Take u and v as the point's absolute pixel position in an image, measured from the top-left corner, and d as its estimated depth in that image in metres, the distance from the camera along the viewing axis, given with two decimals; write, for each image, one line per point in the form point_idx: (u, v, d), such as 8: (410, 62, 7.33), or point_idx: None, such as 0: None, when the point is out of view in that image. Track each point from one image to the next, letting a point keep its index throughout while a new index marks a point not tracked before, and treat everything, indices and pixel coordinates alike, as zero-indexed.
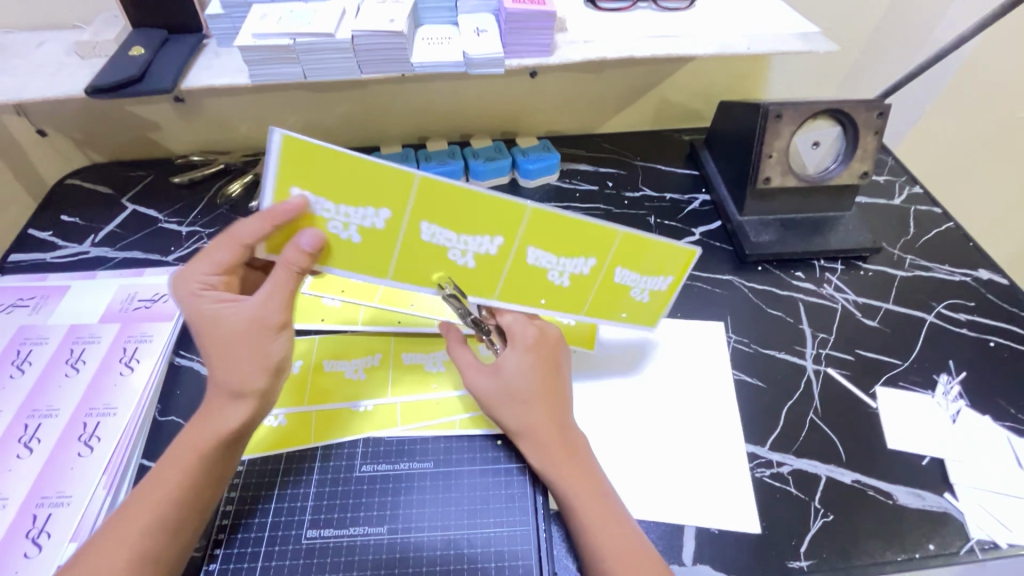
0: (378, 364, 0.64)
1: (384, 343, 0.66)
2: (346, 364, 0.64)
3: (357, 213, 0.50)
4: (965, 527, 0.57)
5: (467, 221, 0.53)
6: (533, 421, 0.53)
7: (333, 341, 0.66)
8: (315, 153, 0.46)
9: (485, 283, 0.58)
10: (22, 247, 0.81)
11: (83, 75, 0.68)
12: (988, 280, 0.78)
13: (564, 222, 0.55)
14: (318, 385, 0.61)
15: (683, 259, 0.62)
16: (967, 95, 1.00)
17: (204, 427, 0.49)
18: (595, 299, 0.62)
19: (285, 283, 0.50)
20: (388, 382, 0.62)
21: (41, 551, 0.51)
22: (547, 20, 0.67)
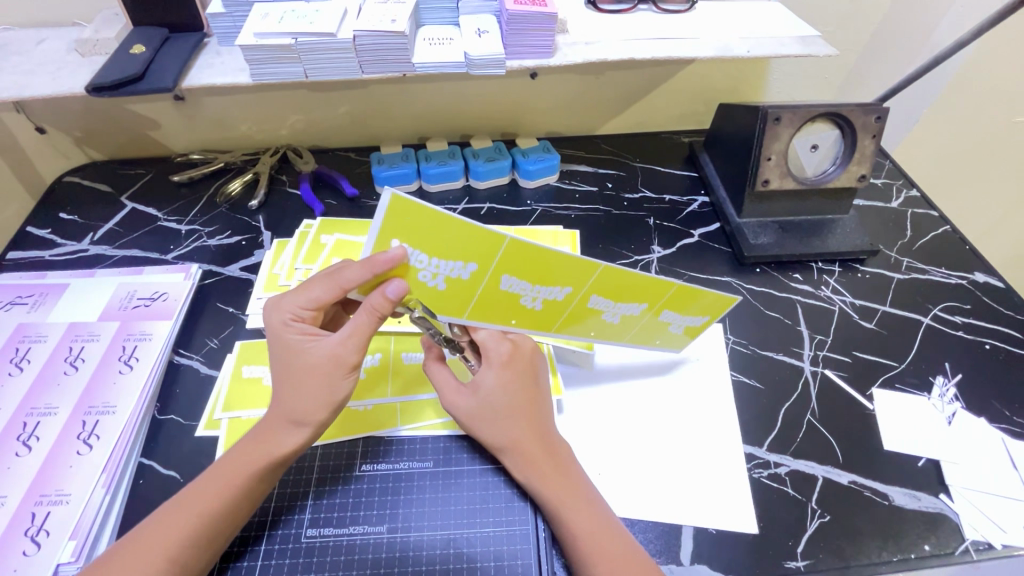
0: (377, 364, 0.64)
1: (383, 342, 0.66)
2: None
3: (446, 265, 0.51)
4: (961, 528, 0.57)
5: (543, 271, 0.56)
6: (513, 437, 0.53)
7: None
8: (421, 214, 0.47)
9: (545, 321, 0.61)
10: (20, 244, 0.80)
11: (84, 73, 0.68)
12: (984, 283, 0.79)
13: (630, 277, 0.58)
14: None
15: (725, 307, 0.65)
16: (964, 99, 1.01)
17: (258, 448, 0.51)
18: (643, 332, 0.66)
19: (364, 325, 0.51)
20: (386, 381, 0.62)
21: (40, 549, 0.51)
22: (548, 21, 0.67)
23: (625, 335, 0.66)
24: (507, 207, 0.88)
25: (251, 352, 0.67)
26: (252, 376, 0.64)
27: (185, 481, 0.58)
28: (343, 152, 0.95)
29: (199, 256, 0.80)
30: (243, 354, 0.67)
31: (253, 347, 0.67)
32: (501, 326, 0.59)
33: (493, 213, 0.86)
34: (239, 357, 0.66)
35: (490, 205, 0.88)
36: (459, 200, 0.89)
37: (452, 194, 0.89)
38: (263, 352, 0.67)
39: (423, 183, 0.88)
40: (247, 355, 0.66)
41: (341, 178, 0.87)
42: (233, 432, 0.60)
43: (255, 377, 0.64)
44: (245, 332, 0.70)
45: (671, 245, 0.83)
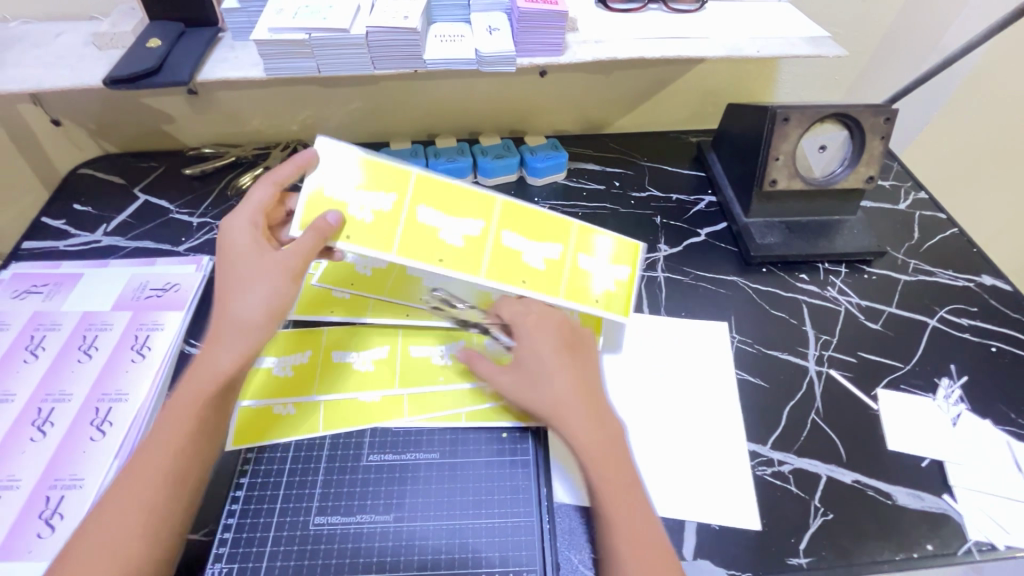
0: (385, 357, 0.65)
1: (391, 336, 0.67)
2: (354, 355, 0.65)
3: (364, 197, 0.56)
4: (963, 528, 0.57)
5: (457, 208, 0.59)
6: (554, 395, 0.53)
7: (342, 333, 0.67)
8: (345, 152, 0.57)
9: (469, 265, 0.58)
10: (34, 234, 0.81)
11: (101, 66, 0.69)
12: (991, 285, 0.79)
13: (528, 210, 0.62)
14: (327, 377, 0.63)
15: (633, 252, 0.67)
16: (973, 102, 1.01)
17: (198, 373, 0.50)
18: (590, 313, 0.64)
19: (307, 246, 0.52)
20: (394, 374, 0.63)
21: (54, 532, 0.52)
22: (559, 19, 0.68)
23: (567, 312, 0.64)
24: None
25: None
26: (263, 367, 0.64)
27: None
28: None
29: (209, 248, 0.81)
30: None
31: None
32: (425, 263, 0.56)
33: None
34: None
35: None
36: None
37: None
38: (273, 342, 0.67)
39: None
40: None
41: None
42: (245, 422, 0.59)
43: (266, 368, 0.64)
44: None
45: (678, 244, 0.83)
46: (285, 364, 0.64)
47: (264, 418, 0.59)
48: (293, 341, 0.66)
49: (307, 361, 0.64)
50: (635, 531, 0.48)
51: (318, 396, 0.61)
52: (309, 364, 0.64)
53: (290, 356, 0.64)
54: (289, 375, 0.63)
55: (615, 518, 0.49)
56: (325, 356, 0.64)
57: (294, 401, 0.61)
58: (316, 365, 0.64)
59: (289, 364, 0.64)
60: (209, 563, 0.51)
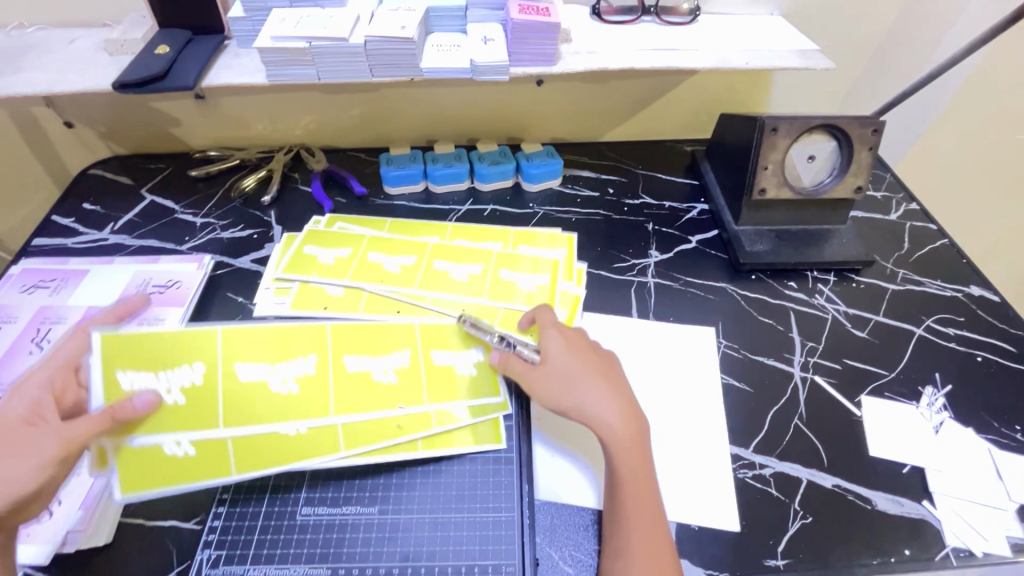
0: (314, 373, 0.59)
1: (319, 342, 0.61)
2: (268, 373, 0.58)
3: (330, 253, 0.78)
4: (942, 534, 0.58)
5: (397, 248, 0.79)
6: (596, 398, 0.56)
7: (247, 341, 0.58)
8: (323, 233, 0.81)
9: (404, 281, 0.74)
10: (44, 232, 0.84)
11: (111, 71, 0.72)
12: (979, 296, 0.79)
13: (451, 245, 0.80)
14: (237, 400, 0.56)
15: (552, 264, 0.78)
16: (966, 115, 1.02)
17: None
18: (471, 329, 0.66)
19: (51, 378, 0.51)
20: (328, 392, 0.58)
21: (49, 517, 0.53)
22: (551, 30, 0.70)
23: (453, 343, 0.64)
24: (510, 209, 0.90)
25: (115, 350, 0.53)
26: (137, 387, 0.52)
27: None
28: (353, 153, 0.98)
29: (211, 247, 0.83)
30: (108, 353, 0.52)
31: (116, 341, 0.53)
32: (372, 284, 0.73)
33: (496, 214, 0.89)
34: (105, 354, 0.52)
35: (494, 206, 0.90)
36: (463, 201, 0.91)
37: (456, 195, 0.92)
38: (140, 351, 0.54)
39: (429, 184, 0.91)
40: (117, 356, 0.52)
41: (351, 177, 0.91)
42: (129, 467, 0.51)
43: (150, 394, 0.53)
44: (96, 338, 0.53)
45: (669, 250, 0.85)
46: (173, 390, 0.54)
47: (158, 454, 0.52)
48: (178, 347, 0.55)
49: (204, 381, 0.55)
50: (651, 528, 0.50)
51: (230, 426, 0.55)
52: (210, 384, 0.55)
53: (179, 372, 0.55)
54: (184, 403, 0.54)
55: (628, 513, 0.51)
56: (229, 370, 0.56)
57: (192, 440, 0.53)
58: (220, 383, 0.56)
59: (180, 385, 0.54)
60: (198, 550, 0.52)
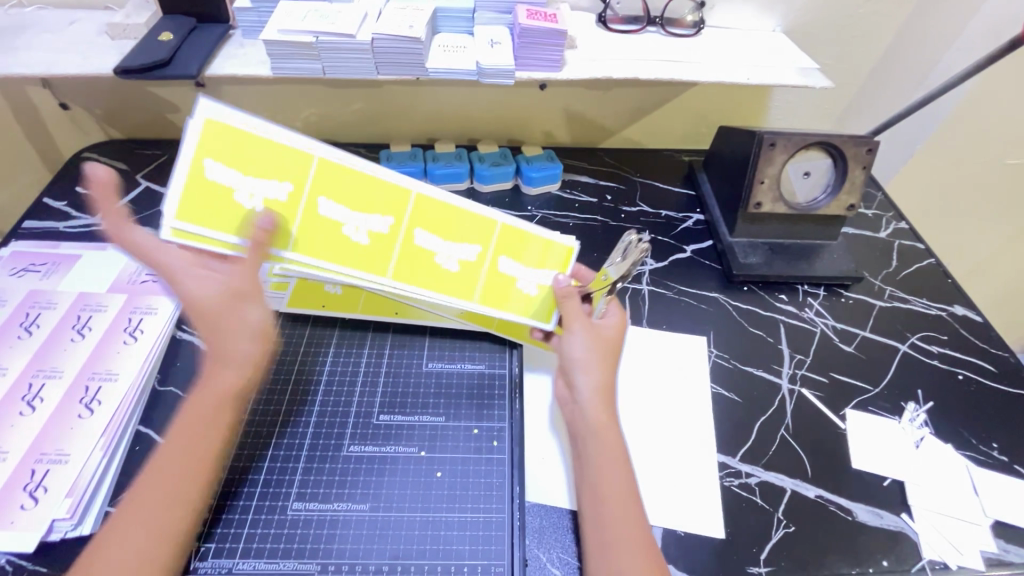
0: (385, 233, 0.61)
1: (397, 206, 0.61)
2: (345, 216, 0.59)
3: None
4: (919, 546, 0.59)
5: None
6: (593, 374, 0.57)
7: (338, 179, 0.58)
8: None
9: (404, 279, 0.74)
10: (35, 214, 0.83)
11: (113, 55, 0.71)
12: (962, 315, 0.81)
13: None
14: (310, 228, 0.58)
15: None
16: (955, 138, 1.05)
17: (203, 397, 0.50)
18: (551, 253, 0.67)
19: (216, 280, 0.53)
20: (384, 254, 0.61)
21: (37, 504, 0.53)
22: (558, 37, 0.70)
23: (530, 258, 0.66)
24: (509, 211, 0.91)
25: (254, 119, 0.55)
26: (217, 182, 0.54)
27: None
28: (353, 148, 0.98)
29: None
30: (209, 142, 0.53)
31: (222, 141, 0.54)
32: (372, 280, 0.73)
33: None
34: (202, 142, 0.53)
35: (492, 208, 0.91)
36: None
37: (455, 195, 0.92)
38: (239, 152, 0.54)
39: (428, 182, 0.91)
40: (216, 146, 0.53)
41: None
42: (191, 199, 0.54)
43: (231, 190, 0.55)
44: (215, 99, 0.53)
45: (664, 259, 0.86)
46: (261, 198, 0.56)
47: (246, 216, 0.55)
48: (271, 162, 0.56)
49: (292, 204, 0.57)
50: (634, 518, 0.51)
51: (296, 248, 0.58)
52: (297, 206, 0.57)
53: (271, 186, 0.56)
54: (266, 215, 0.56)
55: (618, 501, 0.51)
56: (313, 197, 0.58)
57: (267, 201, 0.56)
58: (300, 204, 0.57)
59: (262, 197, 0.56)
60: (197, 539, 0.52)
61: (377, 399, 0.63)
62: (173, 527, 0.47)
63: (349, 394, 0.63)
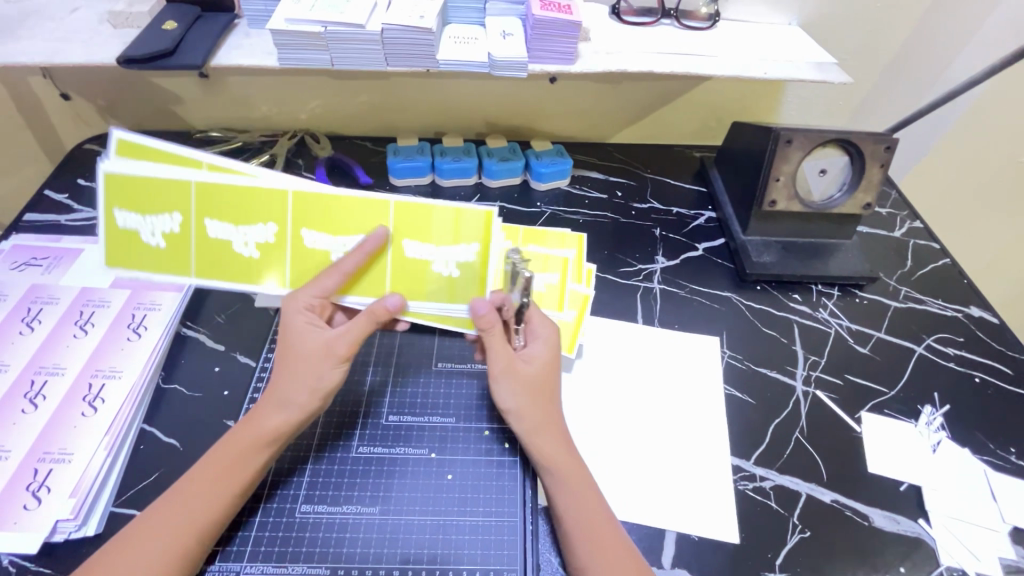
0: (272, 240, 0.58)
1: (277, 209, 0.57)
2: (231, 232, 0.58)
3: None
4: (936, 553, 0.58)
5: None
6: (527, 413, 0.55)
7: (211, 196, 0.57)
8: None
9: None
10: (36, 207, 0.81)
11: (116, 44, 0.69)
12: (979, 317, 0.80)
13: None
14: (203, 254, 0.59)
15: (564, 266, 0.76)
16: (972, 134, 1.03)
17: (246, 431, 0.51)
18: (465, 223, 0.58)
19: (357, 327, 0.54)
20: (280, 262, 0.59)
21: (40, 504, 0.52)
22: (572, 29, 0.68)
23: (439, 232, 0.58)
24: (517, 207, 0.89)
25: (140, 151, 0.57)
26: (125, 228, 0.58)
27: (185, 449, 0.59)
28: (359, 142, 0.97)
29: None
30: (117, 190, 0.58)
31: (123, 183, 0.57)
32: None
33: (503, 211, 0.88)
34: (111, 195, 0.58)
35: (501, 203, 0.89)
36: (470, 196, 0.90)
37: (463, 190, 0.90)
38: (133, 194, 0.58)
39: (436, 177, 0.90)
40: (122, 195, 0.58)
41: (356, 167, 0.89)
42: (111, 241, 0.59)
43: (134, 230, 0.59)
44: (131, 133, 0.57)
45: (675, 257, 0.85)
46: (156, 232, 0.58)
47: (144, 254, 0.59)
48: (159, 200, 0.57)
49: (180, 230, 0.58)
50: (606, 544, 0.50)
51: (197, 275, 0.59)
52: (186, 233, 0.58)
53: (160, 218, 0.58)
54: (165, 247, 0.59)
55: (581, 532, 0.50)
56: (199, 222, 0.58)
57: (163, 235, 0.59)
58: (191, 232, 0.58)
59: (159, 233, 0.58)
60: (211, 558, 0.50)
61: (386, 400, 0.62)
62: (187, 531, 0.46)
63: (356, 395, 0.62)
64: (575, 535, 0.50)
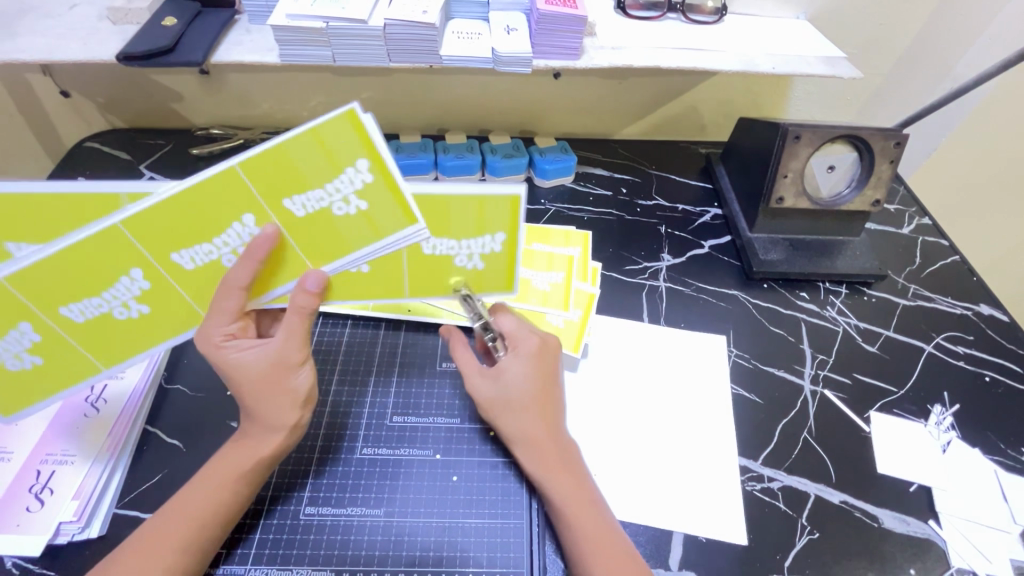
0: (149, 284, 0.49)
1: (127, 256, 0.47)
2: (104, 301, 0.49)
3: None
4: (947, 555, 0.58)
5: None
6: (524, 435, 0.53)
7: (41, 282, 0.46)
8: None
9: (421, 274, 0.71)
10: None
11: (114, 40, 0.68)
12: (988, 315, 0.79)
13: None
14: (96, 339, 0.51)
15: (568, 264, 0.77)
16: (982, 130, 1.01)
17: (239, 452, 0.50)
18: (489, 212, 0.52)
19: (295, 326, 0.50)
20: (182, 297, 0.51)
21: (43, 506, 0.52)
22: (577, 23, 0.67)
23: (305, 164, 0.45)
24: None
25: None
26: None
27: (187, 450, 0.59)
28: None
29: None
30: None
31: None
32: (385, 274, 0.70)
33: None
34: None
35: None
36: (474, 194, 0.89)
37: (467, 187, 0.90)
38: None
39: (439, 174, 0.89)
40: None
41: None
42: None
43: None
44: None
45: (680, 255, 0.84)
46: (19, 352, 0.50)
47: (27, 377, 0.51)
48: None
49: (42, 336, 0.49)
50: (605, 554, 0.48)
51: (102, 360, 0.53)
52: (48, 332, 0.49)
53: (8, 338, 0.48)
54: (42, 360, 0.51)
55: (579, 544, 0.49)
56: (55, 312, 0.48)
57: (23, 351, 0.50)
58: (54, 327, 0.49)
59: (16, 351, 0.49)
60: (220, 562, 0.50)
61: (390, 401, 0.61)
62: (190, 542, 0.46)
63: (360, 394, 0.62)
64: (573, 546, 0.49)
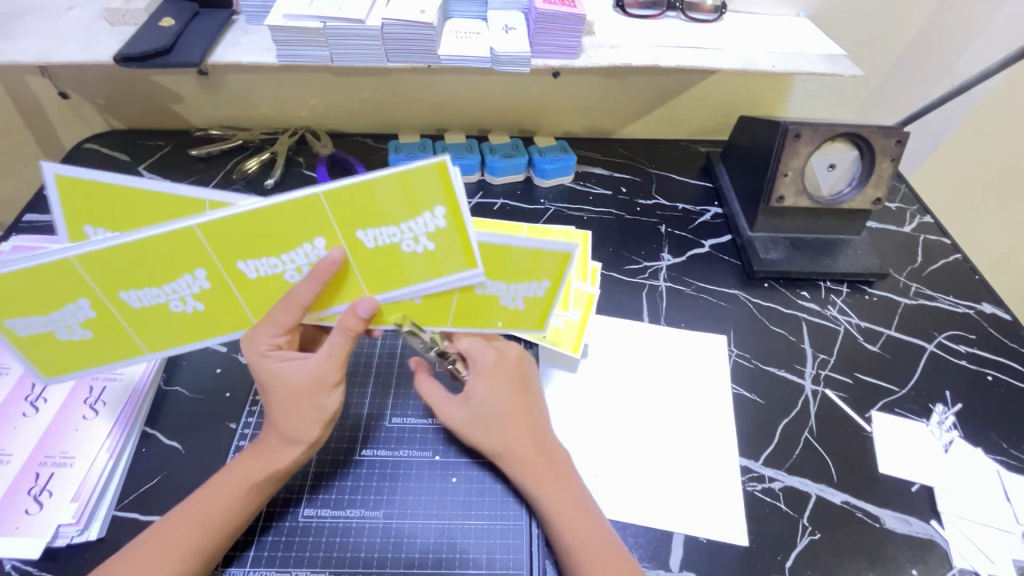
0: (207, 287, 0.49)
1: (194, 256, 0.46)
2: (160, 294, 0.48)
3: None
4: (949, 555, 0.58)
5: None
6: (500, 451, 0.53)
7: (110, 264, 0.45)
8: None
9: None
10: (34, 207, 0.81)
11: (112, 42, 0.68)
12: (990, 313, 0.79)
13: None
14: (145, 325, 0.50)
15: None
16: (984, 127, 1.00)
17: (250, 464, 0.50)
18: (544, 262, 0.52)
19: (339, 348, 0.50)
20: (234, 304, 0.50)
21: (42, 509, 0.52)
22: (576, 22, 0.67)
23: (388, 205, 0.46)
24: (521, 204, 0.88)
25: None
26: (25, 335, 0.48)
27: (186, 452, 0.59)
28: (360, 139, 0.96)
29: None
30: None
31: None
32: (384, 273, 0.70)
33: (506, 209, 0.87)
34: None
35: (504, 201, 0.88)
36: (473, 194, 0.89)
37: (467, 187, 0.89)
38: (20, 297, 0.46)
39: None
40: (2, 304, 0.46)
41: (356, 165, 0.86)
42: (45, 353, 0.51)
43: (43, 331, 0.49)
44: None
45: (681, 254, 0.83)
46: (72, 325, 0.49)
47: (75, 351, 0.51)
48: (37, 293, 0.46)
49: (97, 313, 0.48)
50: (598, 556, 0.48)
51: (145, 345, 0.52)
52: (105, 312, 0.49)
53: (64, 310, 0.47)
54: (93, 335, 0.50)
55: (572, 546, 0.49)
56: (113, 297, 0.48)
57: (77, 326, 0.49)
58: (110, 312, 0.48)
59: (68, 324, 0.49)
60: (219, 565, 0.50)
61: (389, 402, 0.61)
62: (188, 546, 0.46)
63: (358, 395, 0.62)
64: (568, 549, 0.49)
